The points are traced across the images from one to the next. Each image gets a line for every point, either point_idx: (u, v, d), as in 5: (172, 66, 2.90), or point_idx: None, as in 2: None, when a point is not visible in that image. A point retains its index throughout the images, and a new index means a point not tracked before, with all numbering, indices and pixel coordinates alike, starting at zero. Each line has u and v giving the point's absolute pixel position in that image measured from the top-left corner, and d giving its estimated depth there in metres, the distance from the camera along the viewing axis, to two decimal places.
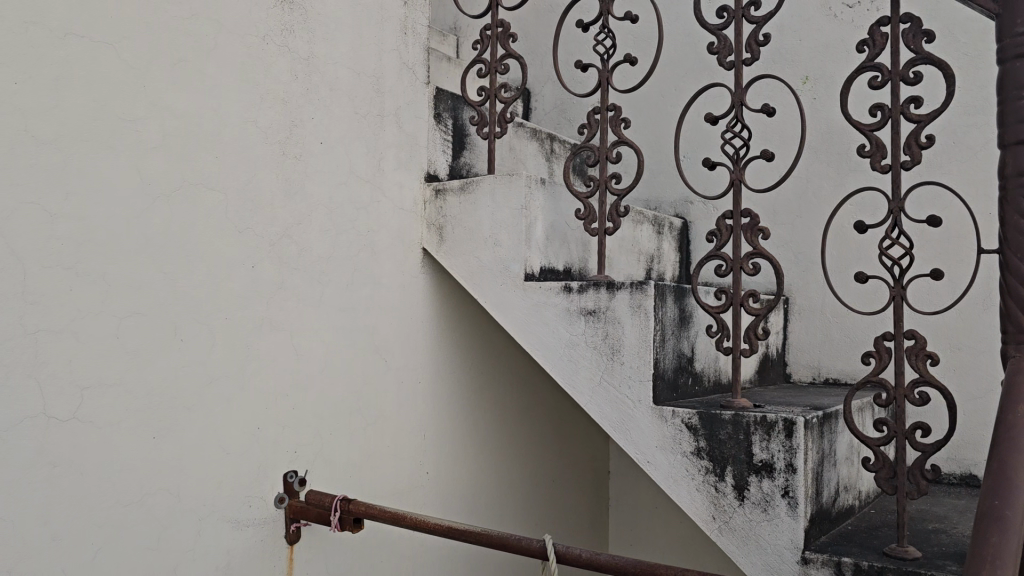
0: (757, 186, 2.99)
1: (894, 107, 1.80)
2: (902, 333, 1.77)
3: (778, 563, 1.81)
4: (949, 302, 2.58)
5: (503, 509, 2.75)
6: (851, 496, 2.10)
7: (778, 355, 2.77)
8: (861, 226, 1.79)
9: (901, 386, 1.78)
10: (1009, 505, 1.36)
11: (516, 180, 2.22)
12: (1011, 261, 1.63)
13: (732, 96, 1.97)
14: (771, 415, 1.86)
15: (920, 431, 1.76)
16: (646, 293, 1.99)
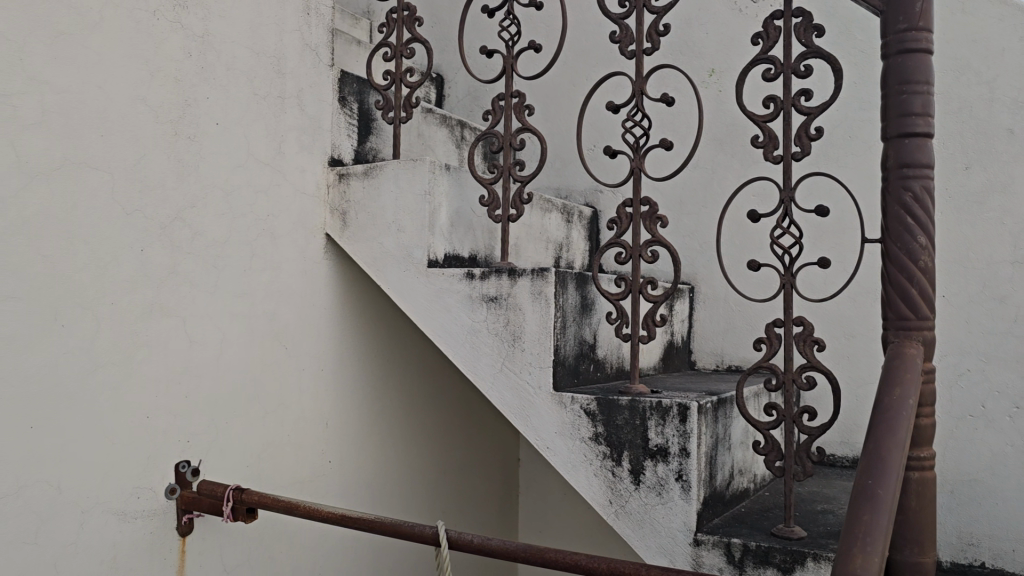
0: (657, 175, 3.02)
1: (786, 99, 1.83)
2: (791, 319, 1.81)
3: (671, 545, 1.85)
4: (832, 291, 2.64)
5: (410, 498, 2.74)
6: (746, 479, 2.15)
7: (683, 343, 2.82)
8: (753, 215, 1.82)
9: (790, 371, 1.83)
10: (881, 485, 1.42)
11: (420, 166, 2.20)
12: (892, 249, 1.70)
13: (632, 85, 1.98)
14: (666, 400, 1.88)
15: (807, 415, 1.81)
16: (547, 280, 2.00)
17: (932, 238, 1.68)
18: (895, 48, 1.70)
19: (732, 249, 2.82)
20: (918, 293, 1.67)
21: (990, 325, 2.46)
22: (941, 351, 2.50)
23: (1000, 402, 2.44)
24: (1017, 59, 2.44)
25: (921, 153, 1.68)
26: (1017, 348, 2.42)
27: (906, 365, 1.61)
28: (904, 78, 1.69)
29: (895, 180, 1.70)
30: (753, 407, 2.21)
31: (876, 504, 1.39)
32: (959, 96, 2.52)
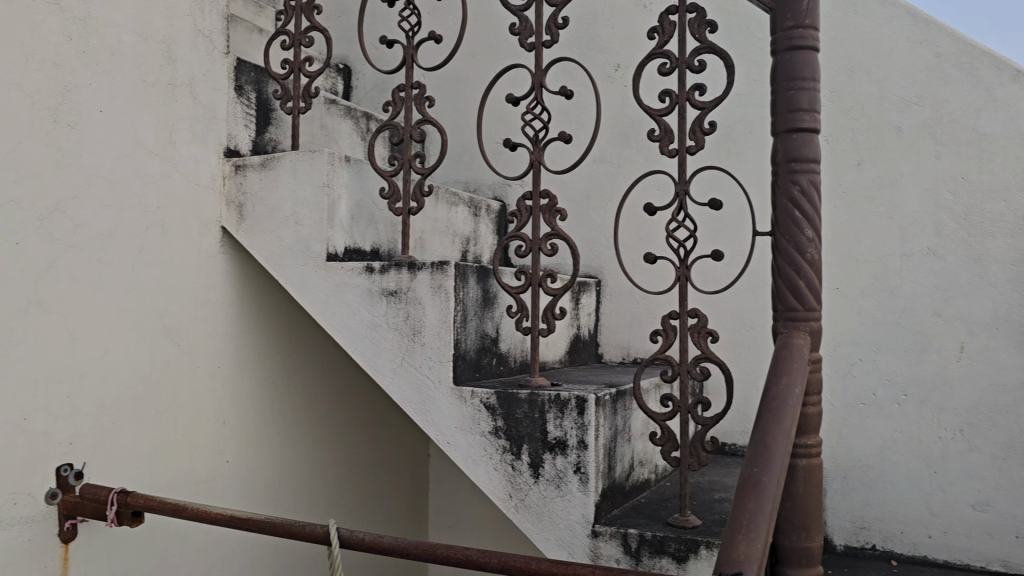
0: (554, 167, 3.03)
1: (680, 94, 1.85)
2: (686, 311, 1.83)
3: (570, 538, 1.86)
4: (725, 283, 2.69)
5: (314, 497, 2.69)
6: (647, 469, 2.18)
7: (589, 335, 2.85)
8: (649, 208, 1.83)
9: (684, 362, 1.85)
10: (766, 472, 1.45)
11: (318, 157, 2.15)
12: (781, 242, 1.73)
13: (532, 78, 1.97)
14: (565, 393, 1.89)
15: (701, 406, 1.83)
16: (446, 274, 1.98)
17: (818, 231, 1.73)
18: (783, 45, 1.74)
19: (636, 242, 2.85)
20: (806, 285, 1.71)
21: (880, 315, 2.55)
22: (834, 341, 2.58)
23: (890, 390, 2.53)
24: (905, 58, 2.53)
25: (807, 148, 1.73)
26: (905, 337, 2.52)
27: (793, 354, 1.66)
28: (792, 74, 1.72)
29: (784, 175, 1.74)
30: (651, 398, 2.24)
31: (760, 491, 1.42)
32: (851, 95, 2.60)
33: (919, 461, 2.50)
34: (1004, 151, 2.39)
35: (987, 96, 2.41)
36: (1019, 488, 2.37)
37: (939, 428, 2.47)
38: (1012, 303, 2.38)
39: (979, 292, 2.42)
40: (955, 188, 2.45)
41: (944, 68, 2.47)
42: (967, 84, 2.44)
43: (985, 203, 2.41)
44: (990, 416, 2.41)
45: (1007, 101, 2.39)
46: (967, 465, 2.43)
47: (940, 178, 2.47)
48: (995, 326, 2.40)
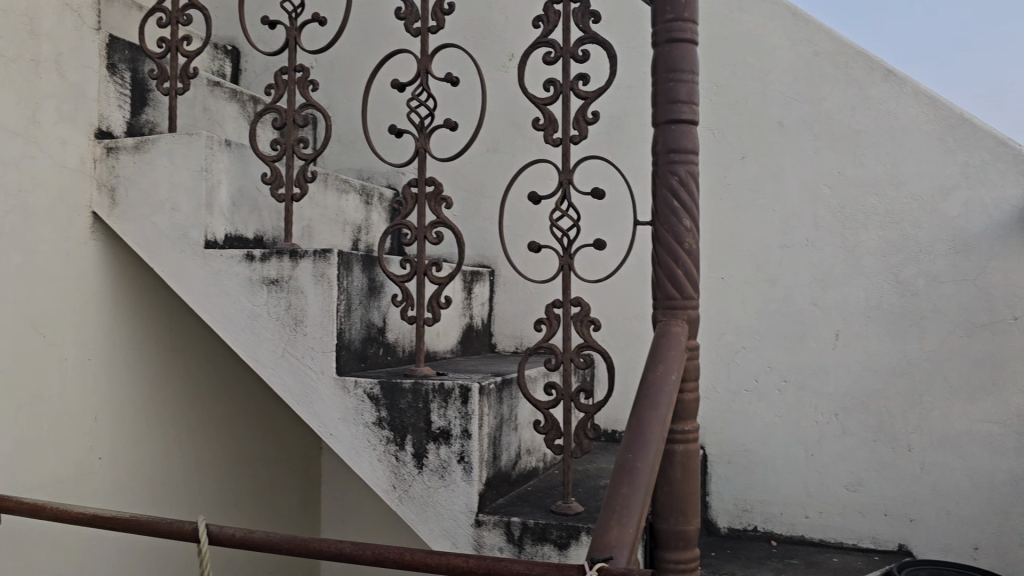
0: (440, 155, 3.01)
1: (564, 83, 1.86)
2: (569, 300, 1.84)
3: (453, 527, 1.86)
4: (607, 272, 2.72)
5: (197, 494, 2.60)
6: (534, 458, 2.19)
7: (482, 325, 2.84)
8: (533, 197, 1.83)
9: (568, 351, 1.86)
10: (640, 458, 1.47)
11: (196, 140, 2.06)
12: (660, 232, 1.76)
13: (417, 63, 1.94)
14: (449, 382, 1.88)
15: (584, 393, 1.85)
16: (329, 262, 1.94)
17: (695, 220, 1.76)
18: (663, 37, 1.76)
19: (527, 231, 2.85)
20: (684, 274, 1.75)
21: (763, 304, 2.63)
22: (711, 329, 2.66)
23: (771, 376, 2.62)
24: (786, 56, 2.62)
25: (685, 139, 1.76)
26: (785, 325, 2.61)
27: (671, 342, 1.69)
28: (671, 66, 1.75)
29: (663, 165, 1.76)
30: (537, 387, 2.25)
31: (633, 476, 1.44)
32: (736, 91, 2.67)
33: (798, 445, 2.59)
34: (876, 147, 2.52)
35: (861, 94, 2.53)
36: (887, 468, 2.50)
37: (815, 413, 2.57)
38: (882, 293, 2.51)
39: (853, 282, 2.54)
40: (832, 181, 2.56)
41: (822, 65, 2.57)
42: (843, 82, 2.55)
43: (859, 197, 2.53)
44: (862, 400, 2.53)
45: (879, 100, 2.51)
46: (841, 448, 2.55)
47: (818, 173, 2.57)
48: (867, 314, 2.52)
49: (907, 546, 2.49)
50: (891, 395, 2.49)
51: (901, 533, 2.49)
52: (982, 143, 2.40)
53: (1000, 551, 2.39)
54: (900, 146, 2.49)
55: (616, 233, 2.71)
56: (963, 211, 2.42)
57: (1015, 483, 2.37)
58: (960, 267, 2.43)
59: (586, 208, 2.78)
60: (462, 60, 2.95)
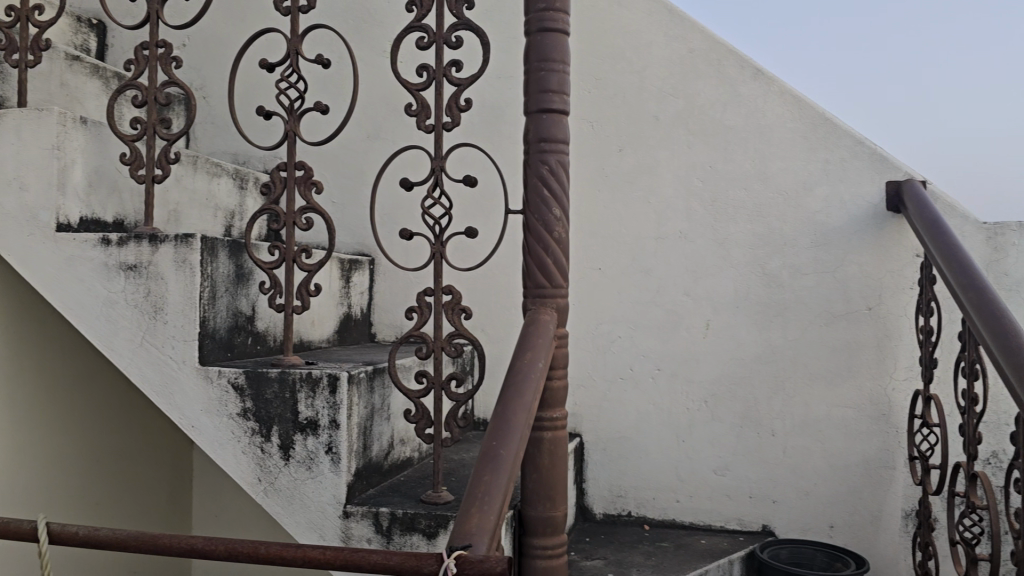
0: (309, 138, 2.95)
1: (437, 69, 1.84)
2: (440, 288, 1.83)
3: (320, 520, 1.83)
4: (479, 260, 2.75)
5: (51, 492, 2.45)
6: (408, 448, 2.17)
7: (361, 315, 2.81)
8: (404, 183, 1.80)
9: (439, 339, 1.85)
10: (504, 445, 1.47)
11: (47, 116, 1.94)
12: (530, 221, 1.77)
13: (287, 43, 1.88)
14: (317, 371, 1.83)
15: (455, 382, 1.84)
16: (191, 247, 1.86)
17: (565, 210, 1.78)
18: (535, 26, 1.77)
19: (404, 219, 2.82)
20: (553, 263, 1.76)
21: (638, 294, 2.71)
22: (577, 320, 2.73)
23: (645, 363, 2.70)
24: (662, 51, 2.69)
25: (556, 129, 1.77)
26: (659, 314, 2.69)
27: (539, 330, 1.70)
28: (543, 55, 1.76)
29: (534, 154, 1.77)
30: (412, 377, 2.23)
31: (497, 462, 1.44)
32: (615, 84, 2.73)
33: (670, 430, 2.68)
34: (745, 144, 2.63)
35: (732, 92, 2.64)
36: (753, 452, 2.62)
37: (686, 399, 2.67)
38: (749, 283, 2.62)
39: (723, 273, 2.64)
40: (704, 175, 2.66)
41: (696, 62, 2.66)
42: (714, 79, 2.65)
43: (729, 191, 2.64)
44: (729, 386, 2.64)
45: (748, 97, 2.62)
46: (710, 433, 2.65)
47: (691, 167, 2.67)
48: (735, 304, 2.63)
49: (770, 527, 2.61)
50: (757, 381, 2.62)
51: (764, 513, 2.61)
52: (841, 141, 2.55)
53: (853, 527, 2.55)
54: (767, 143, 2.61)
55: (494, 223, 2.72)
56: (823, 206, 2.57)
57: (867, 463, 2.54)
58: (820, 260, 2.57)
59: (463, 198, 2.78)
60: (344, 44, 2.90)
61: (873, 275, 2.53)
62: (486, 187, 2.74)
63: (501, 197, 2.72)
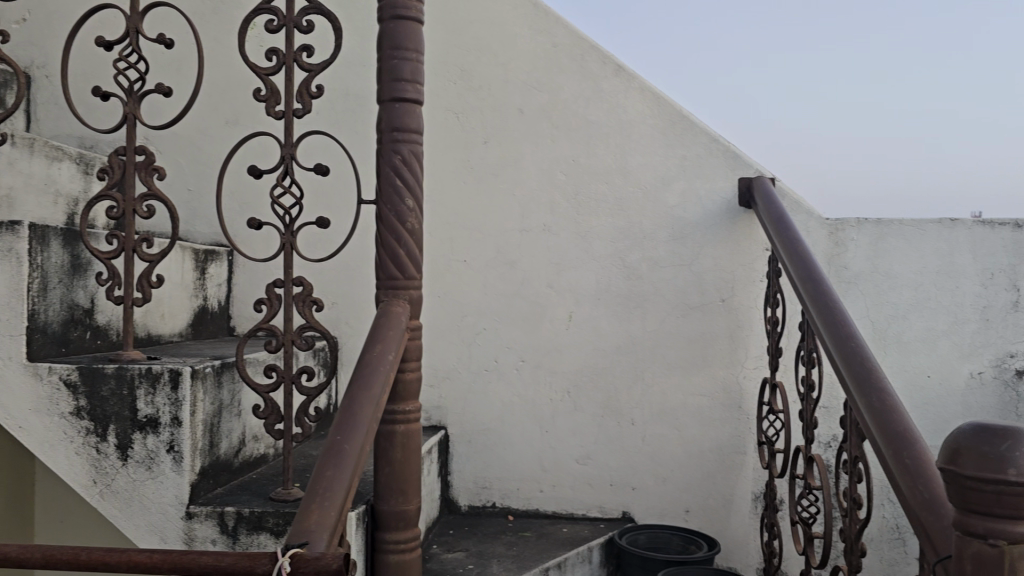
0: (151, 122, 2.82)
1: (287, 53, 1.78)
2: (291, 279, 1.77)
3: (161, 522, 1.75)
4: (325, 252, 2.70)
5: None
6: (262, 445, 2.11)
7: (219, 307, 2.71)
8: (253, 171, 1.73)
9: (289, 332, 1.79)
10: (348, 440, 1.43)
11: None
12: (382, 211, 1.74)
13: (125, 20, 1.77)
14: (157, 366, 1.75)
15: (305, 375, 1.79)
16: (18, 236, 1.73)
17: (418, 201, 1.76)
18: (388, 13, 1.74)
19: (255, 208, 2.74)
20: (406, 254, 1.74)
21: (502, 286, 2.72)
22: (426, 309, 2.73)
23: (509, 355, 2.72)
24: (527, 45, 2.71)
25: (409, 118, 1.75)
26: (523, 306, 2.71)
27: (390, 322, 1.67)
28: (396, 43, 1.73)
29: (387, 143, 1.74)
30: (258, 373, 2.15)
31: (340, 457, 1.40)
32: (480, 76, 2.74)
33: (533, 421, 2.71)
34: (606, 139, 2.69)
35: (594, 87, 2.69)
36: (613, 441, 2.68)
37: (549, 389, 2.70)
38: (610, 276, 2.68)
39: (585, 265, 2.69)
40: (567, 170, 2.70)
41: (560, 56, 2.70)
42: (577, 75, 2.69)
43: (591, 185, 2.69)
44: (591, 377, 2.69)
45: (609, 93, 2.68)
46: (572, 423, 2.70)
47: (554, 161, 2.71)
48: (596, 296, 2.69)
49: (630, 513, 2.68)
50: (617, 371, 2.68)
51: (623, 501, 2.68)
52: (698, 139, 2.64)
53: (707, 511, 2.65)
54: (627, 139, 2.68)
55: (343, 214, 2.68)
56: (680, 201, 2.65)
57: (720, 450, 2.65)
58: (677, 253, 2.66)
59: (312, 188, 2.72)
60: (201, 25, 2.78)
61: (726, 268, 2.64)
62: (346, 176, 2.69)
63: (354, 186, 2.65)
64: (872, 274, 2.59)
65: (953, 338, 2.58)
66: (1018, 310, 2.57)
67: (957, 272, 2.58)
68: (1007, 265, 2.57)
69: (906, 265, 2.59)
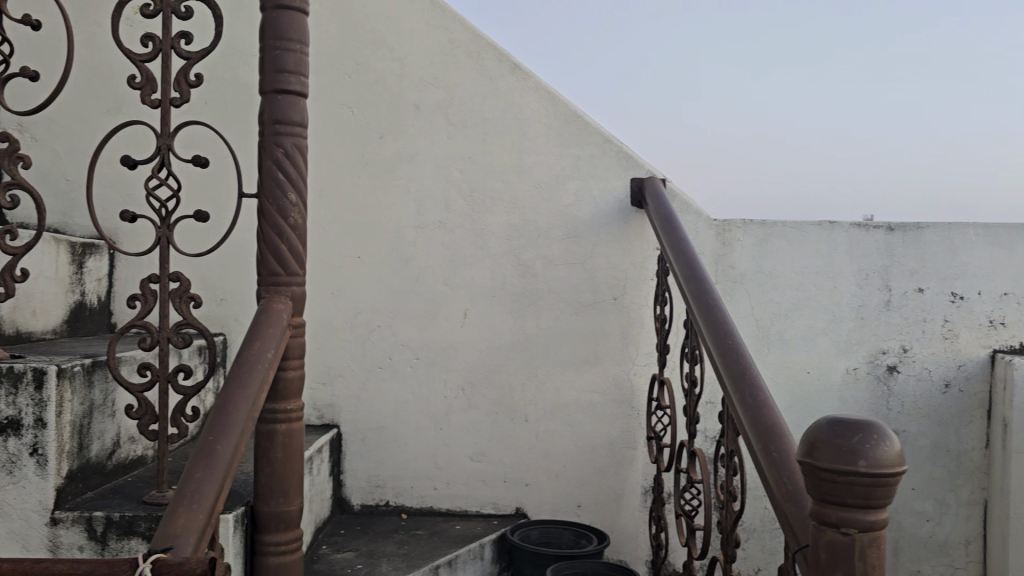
0: (19, 108, 2.68)
1: (164, 40, 1.71)
2: (167, 274, 1.71)
3: (23, 529, 1.66)
4: (211, 245, 2.63)
5: None
6: (138, 446, 2.03)
7: (99, 304, 2.59)
8: (127, 161, 1.65)
9: (165, 329, 1.72)
10: (220, 440, 1.38)
11: None
12: (264, 205, 1.70)
13: None
14: (20, 365, 1.66)
15: (182, 374, 1.73)
16: None
17: (302, 196, 1.73)
18: (271, 3, 1.70)
19: (136, 200, 2.64)
20: (288, 250, 1.71)
21: (396, 283, 2.70)
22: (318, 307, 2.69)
23: (403, 353, 2.70)
24: (423, 40, 2.70)
25: (293, 111, 1.71)
26: (419, 303, 2.70)
27: (270, 320, 1.63)
28: (279, 33, 1.69)
29: (269, 136, 1.70)
30: (132, 372, 2.05)
31: (211, 457, 1.35)
32: (375, 70, 2.71)
33: (428, 419, 2.70)
34: (502, 136, 2.70)
35: (490, 84, 2.69)
36: (507, 437, 2.70)
37: (444, 387, 2.70)
38: (505, 274, 2.70)
39: (481, 263, 2.70)
40: (463, 167, 2.70)
41: (457, 53, 2.69)
42: (474, 72, 2.70)
43: (487, 182, 2.70)
44: (485, 374, 2.70)
45: (506, 91, 2.69)
46: (466, 421, 2.70)
47: (450, 158, 2.70)
48: (491, 293, 2.70)
49: (523, 509, 2.70)
50: (511, 368, 2.70)
51: (517, 497, 2.70)
52: (591, 139, 2.69)
53: (598, 506, 2.70)
54: (523, 137, 2.70)
55: (227, 206, 2.61)
56: (575, 200, 2.69)
57: (612, 446, 2.70)
58: (570, 252, 2.70)
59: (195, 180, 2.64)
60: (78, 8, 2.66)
61: (618, 267, 2.70)
62: (229, 168, 2.62)
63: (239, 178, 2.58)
64: (757, 274, 2.68)
65: (831, 336, 2.70)
66: (890, 309, 2.70)
67: (835, 273, 2.69)
68: (881, 266, 2.70)
69: (788, 265, 2.69)
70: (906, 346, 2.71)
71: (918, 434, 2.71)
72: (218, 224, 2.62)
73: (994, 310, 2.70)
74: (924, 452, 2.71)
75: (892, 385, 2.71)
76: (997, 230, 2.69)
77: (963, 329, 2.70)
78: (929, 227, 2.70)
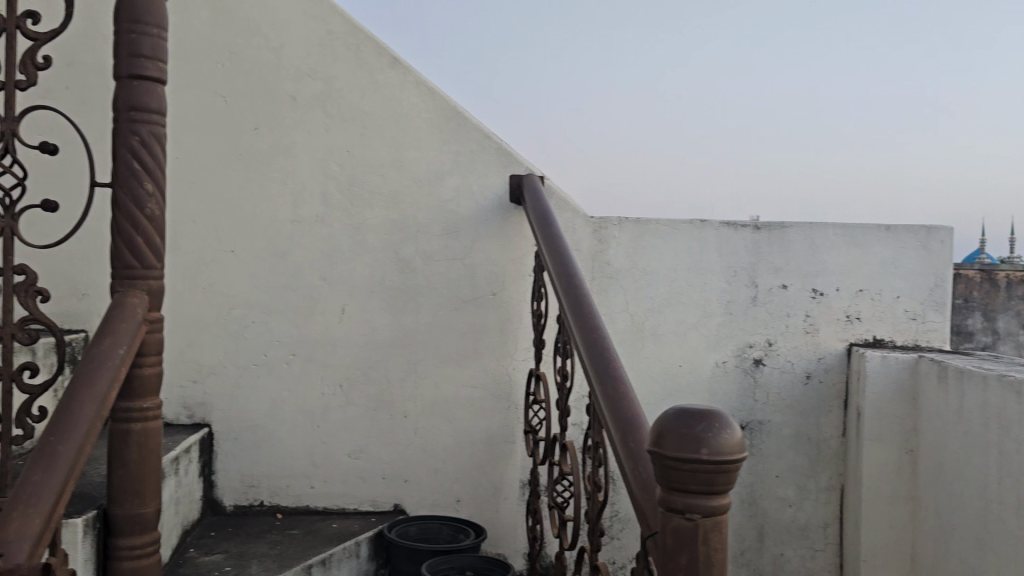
0: None
1: (8, 19, 1.61)
2: (11, 267, 1.62)
3: None
4: (63, 233, 2.51)
5: None
6: None
7: None
8: None
9: (9, 324, 1.63)
10: (63, 441, 1.31)
11: None
12: (118, 195, 1.63)
13: None
14: None
15: (28, 372, 1.63)
16: None
17: (160, 186, 1.67)
18: None
19: None
20: (144, 242, 1.64)
21: (272, 278, 2.64)
22: (189, 302, 2.61)
23: (279, 350, 2.64)
24: (300, 30, 2.64)
25: (149, 98, 1.64)
26: (295, 299, 2.64)
27: (124, 315, 1.57)
28: (134, 16, 1.62)
29: (123, 123, 1.63)
30: None
31: (52, 459, 1.28)
32: (250, 60, 2.63)
33: (304, 417, 2.65)
34: (381, 131, 2.68)
35: (369, 78, 2.66)
36: (385, 434, 2.68)
37: (322, 383, 2.66)
38: (385, 269, 2.68)
39: (359, 258, 2.67)
40: (341, 160, 2.66)
41: (334, 45, 2.65)
42: (352, 64, 2.66)
43: (366, 177, 2.67)
44: (363, 370, 2.67)
45: (385, 85, 2.67)
46: (343, 418, 2.66)
47: (328, 151, 2.66)
48: (370, 289, 2.67)
49: (401, 505, 2.69)
50: (390, 364, 2.68)
51: (395, 493, 2.68)
52: (471, 136, 2.71)
53: (477, 500, 2.72)
54: (402, 132, 2.68)
55: (77, 194, 2.49)
56: (454, 196, 2.70)
57: (490, 440, 2.72)
58: (450, 247, 2.70)
59: (48, 168, 2.51)
60: None
61: (497, 263, 2.72)
62: (78, 154, 2.50)
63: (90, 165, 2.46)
64: (631, 271, 2.77)
65: (701, 330, 2.81)
66: (756, 305, 2.83)
67: (705, 270, 2.81)
68: (747, 263, 2.82)
69: (661, 262, 2.79)
70: (771, 340, 2.83)
71: (781, 424, 2.85)
72: (70, 212, 2.49)
73: (851, 305, 2.85)
74: (786, 441, 2.85)
75: (758, 377, 2.84)
76: (854, 230, 2.84)
77: (823, 324, 2.85)
78: (792, 226, 2.83)
